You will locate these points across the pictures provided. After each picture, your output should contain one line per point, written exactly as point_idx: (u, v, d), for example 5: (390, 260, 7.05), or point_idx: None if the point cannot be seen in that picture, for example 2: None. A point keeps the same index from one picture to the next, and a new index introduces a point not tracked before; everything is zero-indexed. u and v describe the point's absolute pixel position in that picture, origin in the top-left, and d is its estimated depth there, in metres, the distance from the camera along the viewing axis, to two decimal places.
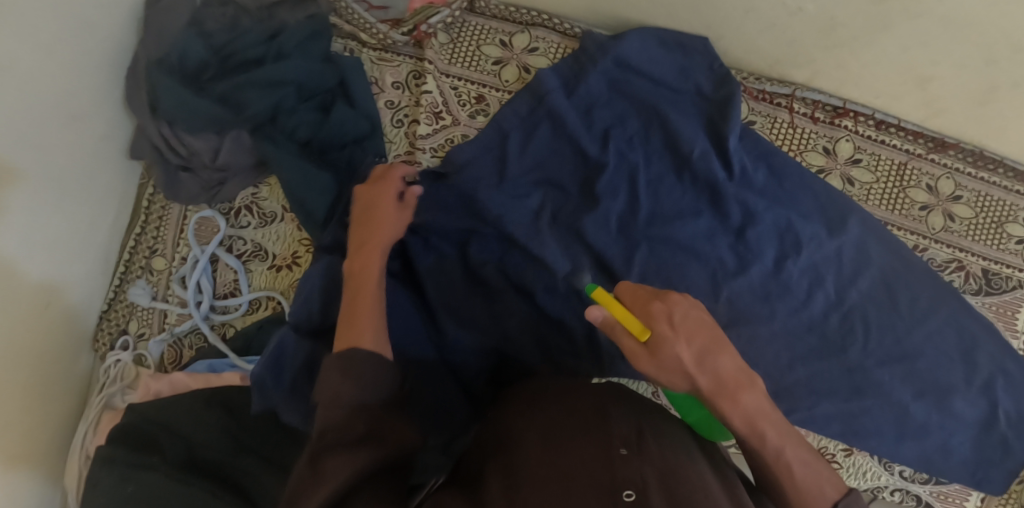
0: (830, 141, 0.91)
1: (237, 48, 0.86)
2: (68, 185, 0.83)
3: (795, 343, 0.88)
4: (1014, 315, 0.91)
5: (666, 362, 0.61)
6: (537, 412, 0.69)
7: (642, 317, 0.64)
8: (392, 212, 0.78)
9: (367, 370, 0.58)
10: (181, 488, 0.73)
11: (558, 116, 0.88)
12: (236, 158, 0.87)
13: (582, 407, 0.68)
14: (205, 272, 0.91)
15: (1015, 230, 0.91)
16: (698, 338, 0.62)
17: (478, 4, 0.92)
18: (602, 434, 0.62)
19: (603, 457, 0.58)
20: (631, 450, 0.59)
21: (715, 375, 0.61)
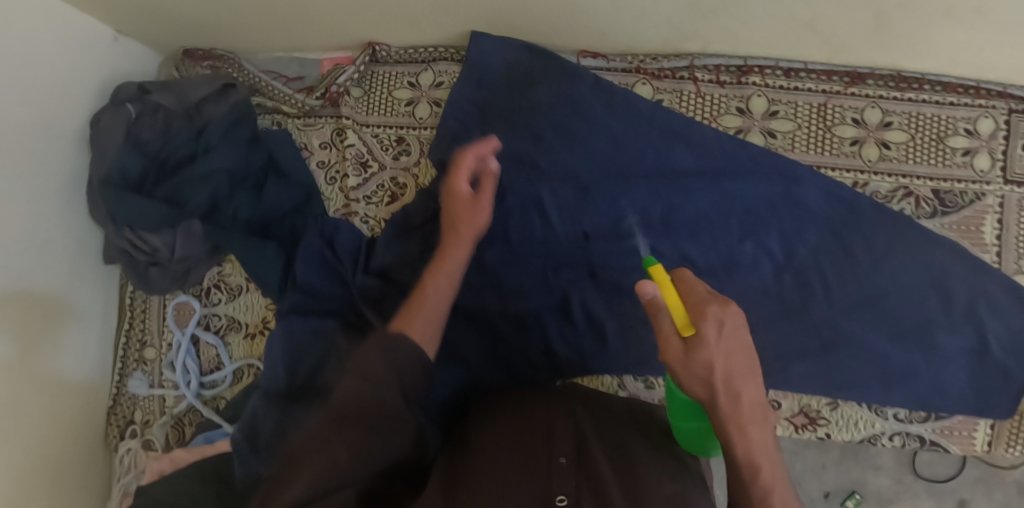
0: (741, 100, 0.90)
1: (170, 151, 0.93)
2: (66, 358, 0.93)
3: (754, 310, 0.87)
4: (979, 229, 0.88)
5: (695, 367, 0.56)
6: (495, 417, 0.71)
7: (691, 312, 0.57)
8: (473, 208, 0.81)
9: (401, 364, 0.56)
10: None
11: (470, 144, 0.91)
12: (191, 248, 0.94)
13: (535, 412, 0.70)
14: (189, 352, 0.98)
15: (956, 143, 0.89)
16: (738, 356, 0.57)
17: (380, 54, 0.96)
18: (546, 442, 0.65)
19: (540, 466, 0.61)
20: (571, 459, 0.63)
21: (735, 401, 0.57)
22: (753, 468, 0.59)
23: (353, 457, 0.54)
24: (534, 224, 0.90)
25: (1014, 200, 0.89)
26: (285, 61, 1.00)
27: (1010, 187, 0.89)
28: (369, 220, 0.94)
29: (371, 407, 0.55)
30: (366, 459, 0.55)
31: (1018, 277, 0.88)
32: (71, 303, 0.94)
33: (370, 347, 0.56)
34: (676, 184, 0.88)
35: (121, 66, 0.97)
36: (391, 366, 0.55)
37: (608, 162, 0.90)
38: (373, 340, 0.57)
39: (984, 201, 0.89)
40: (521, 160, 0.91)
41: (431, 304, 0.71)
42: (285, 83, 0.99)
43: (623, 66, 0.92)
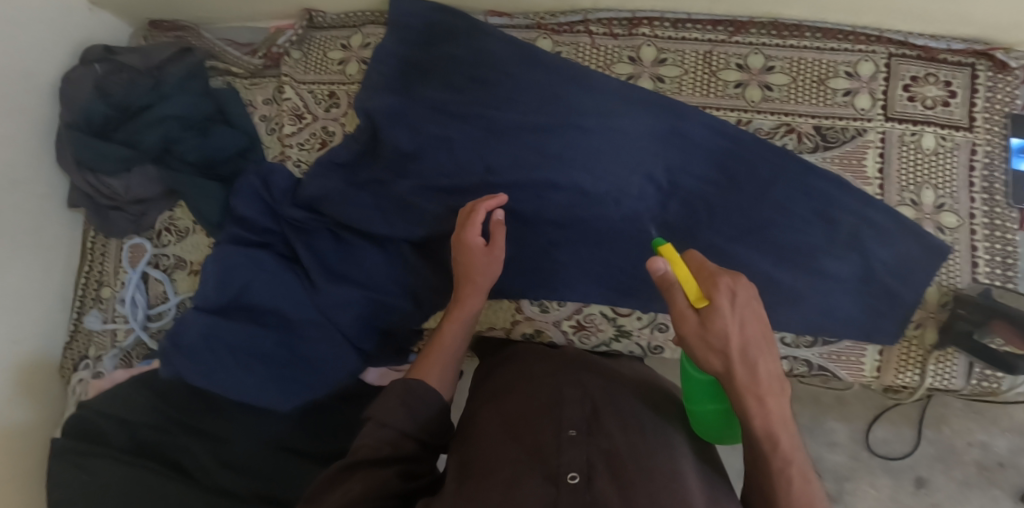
0: (633, 50, 0.97)
1: (128, 99, 1.03)
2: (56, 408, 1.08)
3: (641, 236, 0.93)
4: (861, 163, 0.93)
5: (712, 337, 0.63)
6: (511, 391, 0.81)
7: (703, 285, 0.64)
8: (481, 261, 0.87)
9: (416, 406, 0.77)
10: (125, 464, 0.89)
11: (385, 89, 0.99)
12: (145, 188, 1.04)
13: (547, 387, 0.79)
14: (138, 288, 1.08)
15: (837, 85, 0.95)
16: (751, 326, 0.63)
17: (316, 19, 1.07)
18: (556, 415, 0.74)
19: (553, 440, 0.71)
20: (581, 432, 0.72)
21: (752, 371, 0.64)
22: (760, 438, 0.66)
23: (362, 486, 0.71)
24: (442, 158, 0.96)
25: (895, 136, 0.94)
26: (238, 30, 1.12)
27: (890, 123, 0.94)
28: (299, 164, 1.03)
29: (392, 442, 0.75)
30: (376, 484, 0.71)
31: (900, 208, 0.93)
32: (21, 299, 1.02)
33: (390, 396, 0.77)
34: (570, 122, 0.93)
35: (95, 34, 1.10)
36: (407, 409, 0.77)
37: (510, 100, 0.96)
38: (389, 390, 0.79)
39: (865, 137, 0.94)
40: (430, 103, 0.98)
41: (445, 348, 0.85)
42: (236, 48, 1.11)
43: (525, 23, 1.01)
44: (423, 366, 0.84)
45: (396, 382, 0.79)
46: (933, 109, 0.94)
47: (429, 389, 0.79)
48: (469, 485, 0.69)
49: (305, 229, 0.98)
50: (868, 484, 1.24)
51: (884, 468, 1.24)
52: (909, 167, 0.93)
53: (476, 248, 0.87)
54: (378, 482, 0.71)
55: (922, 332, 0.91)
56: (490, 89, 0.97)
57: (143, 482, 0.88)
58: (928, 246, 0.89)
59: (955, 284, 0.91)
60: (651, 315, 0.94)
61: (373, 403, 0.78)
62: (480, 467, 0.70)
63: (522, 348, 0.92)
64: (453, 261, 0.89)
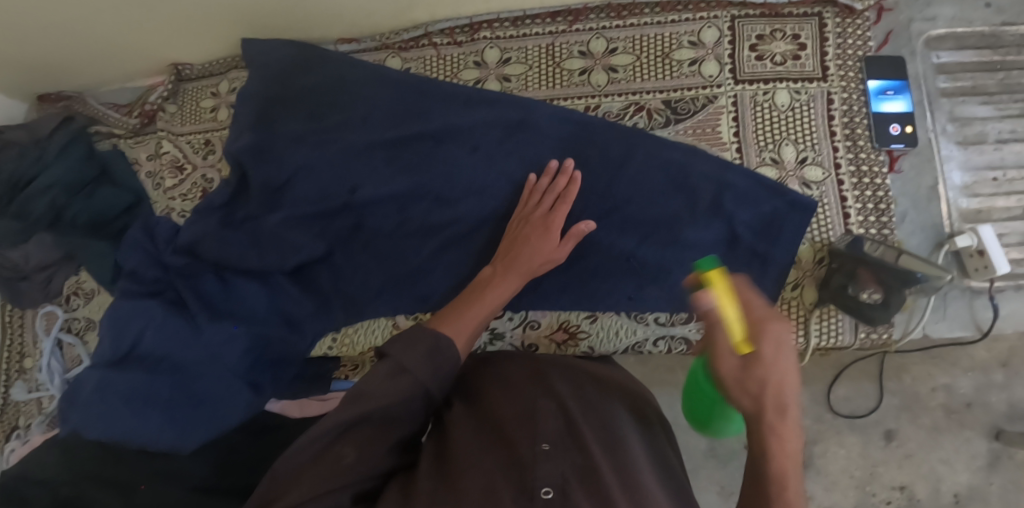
0: (477, 54, 0.98)
1: (18, 174, 1.08)
2: None
3: (496, 230, 0.93)
4: (714, 129, 0.91)
5: (749, 382, 0.59)
6: (488, 398, 0.79)
7: (749, 329, 0.59)
8: (551, 244, 0.86)
9: (439, 367, 0.72)
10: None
11: (238, 123, 1.00)
12: (44, 256, 1.08)
13: (521, 398, 0.77)
14: (53, 354, 1.11)
15: (682, 56, 0.94)
16: (792, 373, 0.59)
17: (185, 72, 1.11)
18: (533, 427, 0.72)
19: (526, 452, 0.69)
20: (554, 443, 0.70)
21: (783, 412, 0.59)
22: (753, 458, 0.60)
23: (354, 456, 0.68)
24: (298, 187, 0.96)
25: (748, 97, 0.92)
26: (118, 92, 1.17)
27: (741, 86, 0.92)
28: (183, 213, 1.06)
29: (407, 395, 0.70)
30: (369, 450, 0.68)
31: (761, 169, 0.90)
32: None
33: (415, 354, 0.71)
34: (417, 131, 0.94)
35: None
36: (431, 365, 0.72)
37: (361, 118, 0.96)
38: (416, 337, 0.73)
39: (716, 103, 0.92)
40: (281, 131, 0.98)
41: (478, 310, 0.81)
42: (117, 110, 1.15)
43: (372, 46, 1.02)
44: (452, 322, 0.79)
45: (425, 329, 0.74)
46: (784, 64, 0.92)
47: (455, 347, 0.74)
48: (440, 489, 0.67)
49: (185, 275, 1.00)
50: (836, 444, 1.04)
51: (851, 426, 1.04)
52: (765, 126, 0.91)
53: (549, 229, 0.86)
54: (367, 441, 0.69)
55: (800, 292, 0.88)
56: (339, 109, 0.97)
57: None
58: (786, 202, 0.87)
59: (829, 239, 0.88)
60: (522, 313, 0.93)
61: (392, 357, 0.71)
62: (453, 478, 0.68)
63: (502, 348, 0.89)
64: (514, 231, 0.88)
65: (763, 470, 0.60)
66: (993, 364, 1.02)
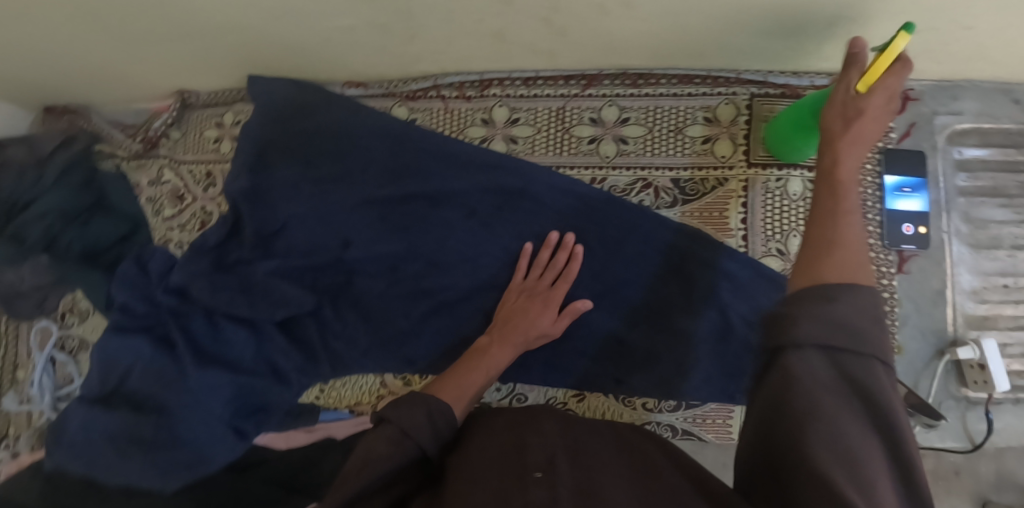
0: (485, 112, 0.96)
1: (16, 194, 1.07)
2: None
3: (489, 297, 0.93)
4: (721, 214, 0.89)
5: (846, 107, 0.67)
6: (467, 447, 0.65)
7: (878, 83, 0.66)
8: (547, 314, 0.87)
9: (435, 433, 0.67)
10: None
11: (237, 165, 0.98)
12: (38, 278, 1.07)
13: (508, 436, 0.64)
14: (45, 369, 1.12)
15: (696, 132, 0.91)
16: (868, 126, 0.65)
17: (191, 99, 1.09)
18: (519, 459, 0.59)
19: (513, 487, 0.55)
20: (550, 473, 0.56)
21: (830, 158, 0.65)
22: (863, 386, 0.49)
23: None
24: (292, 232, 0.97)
25: (759, 182, 0.89)
26: (123, 111, 1.16)
27: (753, 170, 0.90)
28: (182, 245, 1.06)
29: (403, 463, 0.63)
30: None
31: (766, 259, 0.88)
32: None
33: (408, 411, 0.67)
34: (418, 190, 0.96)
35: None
36: (432, 429, 0.66)
37: (359, 172, 0.96)
38: (414, 402, 0.68)
39: (725, 187, 0.90)
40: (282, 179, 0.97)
41: (472, 376, 0.79)
42: (122, 130, 1.14)
43: (380, 93, 0.99)
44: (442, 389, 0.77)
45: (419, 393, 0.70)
46: None
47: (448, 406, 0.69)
48: None
49: (177, 312, 0.99)
50: None
51: None
52: (773, 216, 0.89)
53: (545, 301, 0.87)
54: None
55: None
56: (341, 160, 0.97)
57: None
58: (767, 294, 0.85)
59: None
60: (510, 386, 0.92)
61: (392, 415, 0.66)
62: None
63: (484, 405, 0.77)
64: (510, 299, 0.89)
65: (886, 400, 0.49)
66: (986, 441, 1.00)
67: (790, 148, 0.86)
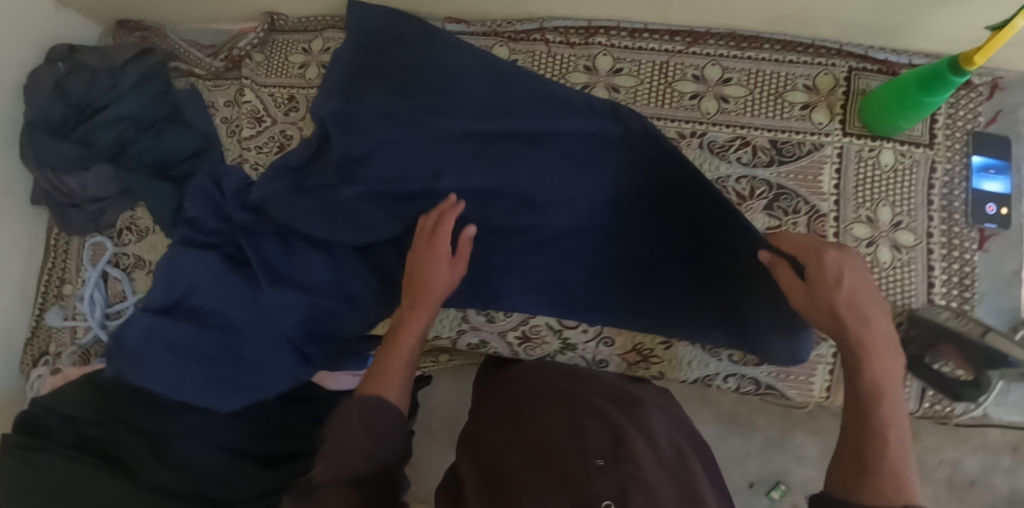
0: (588, 59, 0.96)
1: (89, 100, 1.03)
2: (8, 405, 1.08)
3: (579, 241, 0.93)
4: (816, 178, 0.91)
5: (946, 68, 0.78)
6: (526, 422, 0.74)
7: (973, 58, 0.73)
8: (439, 266, 0.87)
9: (379, 433, 0.73)
10: (64, 457, 0.90)
11: (333, 89, 0.97)
12: (102, 187, 1.05)
13: (568, 417, 0.72)
14: (97, 285, 1.09)
15: (795, 98, 0.93)
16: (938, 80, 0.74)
17: (278, 22, 1.07)
18: (583, 442, 0.67)
19: (578, 468, 0.63)
20: (610, 459, 0.64)
21: None
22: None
23: None
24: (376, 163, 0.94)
25: (853, 151, 0.92)
26: (202, 31, 1.12)
27: (848, 138, 0.92)
28: (259, 167, 1.03)
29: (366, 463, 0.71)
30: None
31: (855, 225, 0.91)
32: None
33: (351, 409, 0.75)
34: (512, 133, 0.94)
35: (62, 35, 1.11)
36: (369, 433, 0.73)
37: (453, 107, 0.94)
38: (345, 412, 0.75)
39: (822, 152, 0.92)
40: (374, 105, 0.95)
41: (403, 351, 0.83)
42: (199, 50, 1.11)
43: (482, 31, 0.99)
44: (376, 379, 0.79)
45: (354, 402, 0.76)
46: None
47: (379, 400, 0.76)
48: None
49: (254, 231, 0.97)
50: None
51: None
52: (866, 184, 0.91)
53: (438, 256, 0.87)
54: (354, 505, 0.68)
55: None
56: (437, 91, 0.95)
57: (96, 488, 0.87)
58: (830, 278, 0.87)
59: (910, 305, 0.89)
60: (598, 328, 0.95)
61: (339, 412, 0.76)
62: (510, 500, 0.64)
63: (535, 365, 0.90)
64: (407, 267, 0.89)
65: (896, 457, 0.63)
66: (1003, 448, 1.06)
67: (885, 120, 0.89)
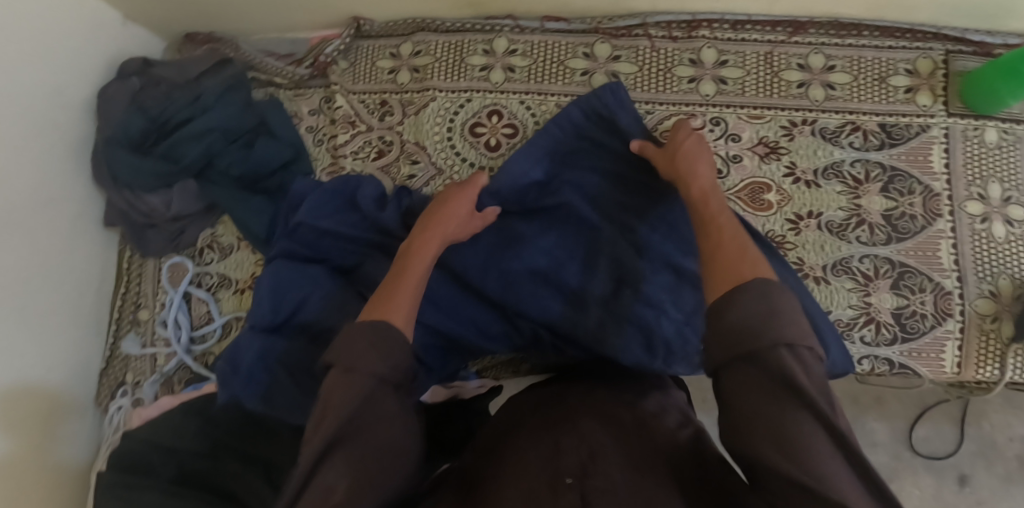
0: (692, 52, 0.97)
1: (170, 114, 1.00)
2: (78, 444, 0.99)
3: None
4: (927, 157, 0.93)
5: None
6: (512, 440, 0.60)
7: None
8: (461, 210, 0.82)
9: (398, 359, 0.58)
10: (173, 498, 0.85)
11: None
12: (186, 204, 1.01)
13: (542, 439, 0.57)
14: (181, 308, 1.03)
15: (898, 82, 0.95)
16: None
17: (364, 28, 1.05)
18: (557, 459, 0.53)
19: (546, 491, 0.49)
20: (582, 477, 0.50)
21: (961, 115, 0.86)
22: (808, 390, 0.47)
23: (345, 481, 0.51)
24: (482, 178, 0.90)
25: (959, 131, 0.94)
26: (278, 41, 1.10)
27: (953, 119, 0.94)
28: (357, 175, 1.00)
29: (368, 392, 0.55)
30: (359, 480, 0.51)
31: (969, 203, 0.92)
32: (57, 335, 0.96)
33: (355, 333, 0.59)
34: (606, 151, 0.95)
35: (129, 49, 1.07)
36: (377, 354, 0.57)
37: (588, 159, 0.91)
38: (353, 335, 0.59)
39: (929, 133, 0.94)
40: None
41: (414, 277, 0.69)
42: (277, 59, 1.09)
43: (583, 28, 0.99)
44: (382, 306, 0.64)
45: (355, 327, 0.60)
46: None
47: (395, 329, 0.59)
48: None
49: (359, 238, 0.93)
50: (913, 484, 1.03)
51: (929, 467, 1.04)
52: (975, 162, 0.93)
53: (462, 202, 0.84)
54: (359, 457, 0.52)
55: (999, 325, 0.89)
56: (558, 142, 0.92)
57: None
58: None
59: None
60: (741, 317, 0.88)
61: (344, 331, 0.60)
62: None
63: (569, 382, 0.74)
64: (425, 213, 0.82)
65: None
66: None
67: (992, 97, 0.90)
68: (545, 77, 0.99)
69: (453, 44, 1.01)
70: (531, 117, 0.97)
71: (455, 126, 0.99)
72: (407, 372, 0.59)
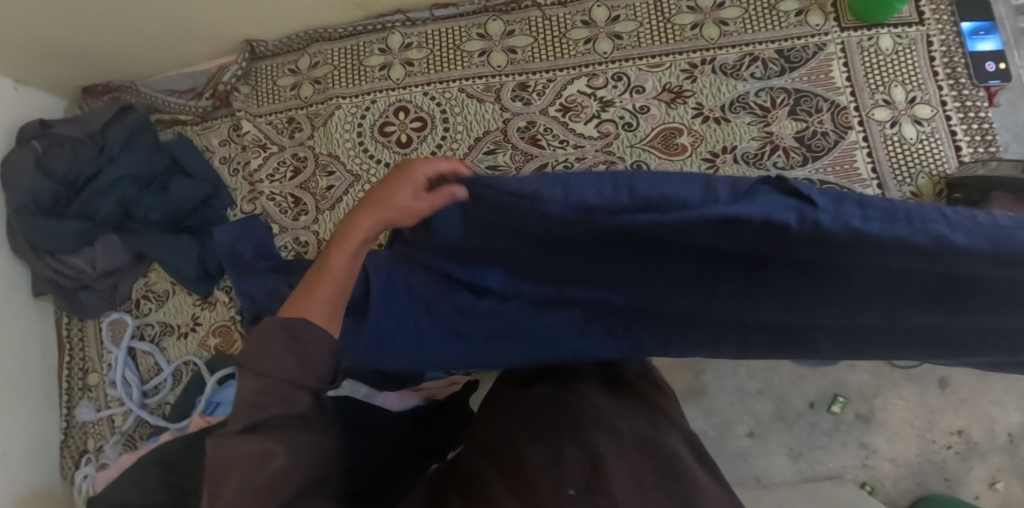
0: (584, 14, 0.97)
1: (79, 172, 0.98)
2: None
3: None
4: (827, 74, 0.94)
5: None
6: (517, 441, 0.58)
7: None
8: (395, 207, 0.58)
9: (314, 362, 0.53)
10: None
11: None
12: (112, 260, 0.99)
13: (546, 445, 0.55)
14: (127, 365, 1.01)
15: (787, 7, 0.96)
16: None
17: (259, 49, 1.03)
18: (557, 469, 0.52)
19: (546, 500, 0.49)
20: (585, 488, 0.50)
21: None
22: None
23: (282, 459, 0.50)
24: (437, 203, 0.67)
25: (853, 43, 0.95)
26: (176, 78, 1.08)
27: (847, 33, 0.95)
28: (278, 197, 0.99)
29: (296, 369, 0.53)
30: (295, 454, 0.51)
31: (876, 110, 0.93)
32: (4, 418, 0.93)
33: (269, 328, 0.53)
34: (519, 129, 0.95)
35: (25, 113, 1.02)
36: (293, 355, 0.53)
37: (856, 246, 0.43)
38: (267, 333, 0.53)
39: (826, 51, 0.95)
40: None
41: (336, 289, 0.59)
42: (179, 97, 1.07)
43: (472, 10, 0.99)
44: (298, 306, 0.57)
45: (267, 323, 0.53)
46: None
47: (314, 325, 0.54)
48: None
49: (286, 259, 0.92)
50: (895, 396, 1.01)
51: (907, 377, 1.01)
52: (874, 69, 0.94)
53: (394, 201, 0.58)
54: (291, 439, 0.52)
55: None
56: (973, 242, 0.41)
57: None
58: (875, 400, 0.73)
59: (945, 171, 0.91)
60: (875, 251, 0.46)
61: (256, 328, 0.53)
62: None
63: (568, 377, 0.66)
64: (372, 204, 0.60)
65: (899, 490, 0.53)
66: None
67: (880, 6, 0.92)
68: (445, 65, 0.99)
69: (348, 48, 1.01)
70: (437, 107, 0.98)
71: (365, 130, 0.99)
72: (326, 375, 0.54)
